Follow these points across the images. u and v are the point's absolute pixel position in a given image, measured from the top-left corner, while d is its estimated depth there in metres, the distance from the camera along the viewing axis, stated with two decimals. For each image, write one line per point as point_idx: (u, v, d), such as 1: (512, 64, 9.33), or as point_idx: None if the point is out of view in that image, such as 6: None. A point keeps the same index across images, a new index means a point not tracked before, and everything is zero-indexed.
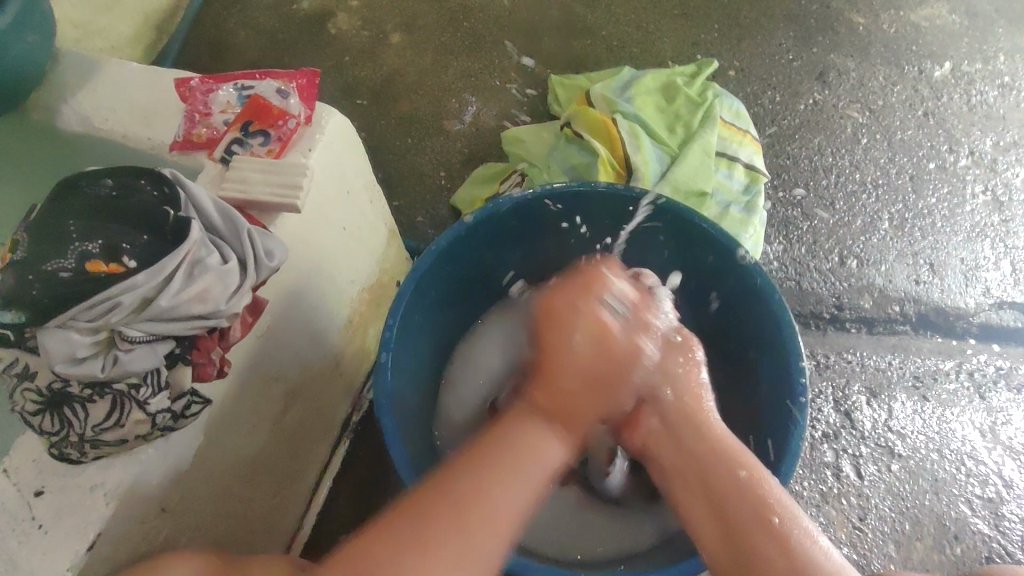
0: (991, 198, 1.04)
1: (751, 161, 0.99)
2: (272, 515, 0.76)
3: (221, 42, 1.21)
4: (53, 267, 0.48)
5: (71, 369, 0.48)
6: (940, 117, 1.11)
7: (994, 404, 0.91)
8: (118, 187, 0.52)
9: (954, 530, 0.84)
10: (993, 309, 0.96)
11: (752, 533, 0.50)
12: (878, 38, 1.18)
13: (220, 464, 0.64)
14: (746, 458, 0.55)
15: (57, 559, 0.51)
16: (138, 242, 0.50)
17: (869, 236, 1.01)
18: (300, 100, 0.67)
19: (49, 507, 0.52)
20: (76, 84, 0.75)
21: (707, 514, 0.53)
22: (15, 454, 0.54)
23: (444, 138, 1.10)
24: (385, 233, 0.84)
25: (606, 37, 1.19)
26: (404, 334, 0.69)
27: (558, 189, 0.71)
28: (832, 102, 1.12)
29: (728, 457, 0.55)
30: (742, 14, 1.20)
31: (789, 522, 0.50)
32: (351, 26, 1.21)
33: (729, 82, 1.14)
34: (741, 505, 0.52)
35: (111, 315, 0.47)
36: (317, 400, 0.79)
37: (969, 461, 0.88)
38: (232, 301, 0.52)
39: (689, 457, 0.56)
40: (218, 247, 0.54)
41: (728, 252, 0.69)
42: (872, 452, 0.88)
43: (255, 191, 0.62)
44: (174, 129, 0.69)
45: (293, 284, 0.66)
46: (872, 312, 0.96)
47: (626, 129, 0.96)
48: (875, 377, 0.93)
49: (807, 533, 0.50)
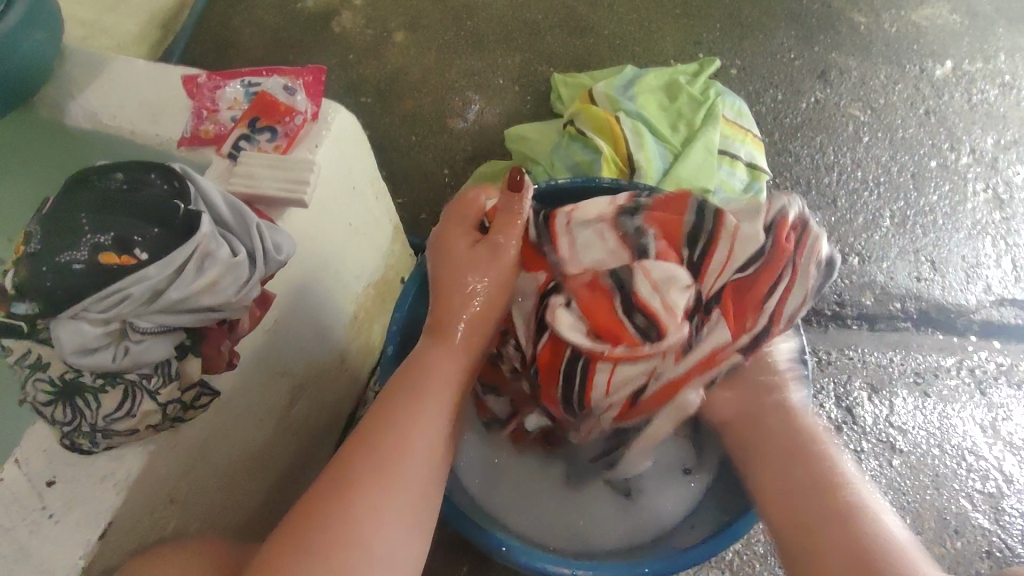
0: (992, 196, 1.05)
1: (752, 158, 1.00)
2: (278, 508, 0.77)
3: (226, 40, 1.21)
4: (67, 258, 0.48)
5: (84, 360, 0.49)
6: (941, 115, 1.11)
7: (994, 400, 0.92)
8: (129, 181, 0.53)
9: (955, 524, 0.85)
10: (994, 306, 0.97)
11: (822, 520, 0.54)
12: (880, 37, 1.18)
13: (229, 457, 0.64)
14: (833, 458, 0.58)
15: (70, 547, 0.52)
16: (149, 234, 0.50)
17: (871, 233, 1.02)
18: (306, 96, 0.68)
19: (60, 496, 0.53)
20: (83, 80, 0.76)
21: (779, 498, 0.58)
22: (25, 445, 0.55)
23: (447, 136, 1.11)
24: (390, 229, 0.84)
25: (610, 36, 1.19)
26: (408, 329, 0.70)
27: (561, 185, 0.73)
28: (834, 100, 1.13)
29: (810, 455, 0.59)
30: (744, 13, 1.21)
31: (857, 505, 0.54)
32: (355, 24, 1.21)
33: (731, 80, 1.15)
34: (814, 495, 0.56)
35: (122, 306, 0.48)
36: (322, 395, 0.79)
37: (970, 456, 0.89)
38: (242, 293, 0.53)
39: (763, 447, 0.62)
40: (228, 239, 0.54)
41: None
42: (873, 447, 0.89)
43: (263, 186, 0.62)
44: (181, 126, 0.70)
45: (300, 278, 0.67)
46: (873, 309, 0.97)
47: (628, 127, 0.96)
48: (877, 373, 0.93)
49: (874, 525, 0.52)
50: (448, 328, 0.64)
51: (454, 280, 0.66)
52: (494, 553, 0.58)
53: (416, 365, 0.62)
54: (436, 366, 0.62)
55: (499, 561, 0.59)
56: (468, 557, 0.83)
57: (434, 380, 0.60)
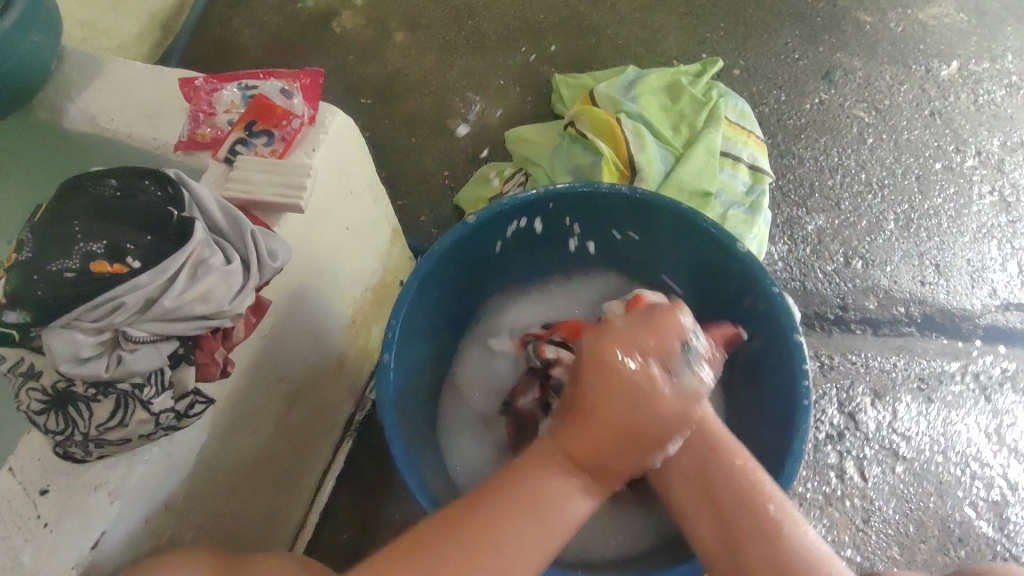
0: (998, 198, 1.04)
1: (755, 161, 0.99)
2: (275, 515, 0.76)
3: (227, 41, 1.21)
4: (58, 266, 0.48)
5: (76, 369, 0.48)
6: (947, 117, 1.10)
7: (999, 406, 0.91)
8: (123, 187, 0.52)
9: (958, 532, 0.84)
10: (1000, 311, 0.96)
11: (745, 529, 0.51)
12: (886, 37, 1.17)
13: (224, 465, 0.64)
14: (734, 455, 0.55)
15: (62, 556, 0.51)
16: (142, 242, 0.50)
17: (874, 237, 1.01)
18: (303, 100, 0.67)
19: (53, 505, 0.52)
20: (81, 83, 0.75)
21: (695, 503, 0.55)
22: (19, 453, 0.54)
23: (448, 137, 1.10)
24: (389, 234, 0.84)
25: (612, 36, 1.18)
26: (406, 334, 0.69)
27: (561, 189, 0.71)
28: (838, 102, 1.12)
29: (723, 449, 0.56)
30: (748, 12, 1.20)
31: (784, 511, 0.51)
32: (356, 24, 1.21)
33: (734, 80, 1.14)
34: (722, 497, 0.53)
35: (115, 315, 0.48)
36: (320, 400, 0.79)
37: (974, 463, 0.88)
38: (235, 301, 0.53)
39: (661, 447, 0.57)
40: (222, 246, 0.54)
41: (730, 249, 0.69)
42: (876, 453, 0.88)
43: (259, 191, 0.62)
44: (178, 129, 0.69)
45: (297, 285, 0.67)
46: (877, 313, 0.96)
47: (630, 129, 0.95)
48: (880, 378, 0.92)
49: (798, 527, 0.50)
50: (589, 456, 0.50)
51: (661, 407, 0.49)
52: None
53: (531, 493, 0.50)
54: (557, 516, 0.49)
55: None
56: None
57: (559, 509, 0.50)
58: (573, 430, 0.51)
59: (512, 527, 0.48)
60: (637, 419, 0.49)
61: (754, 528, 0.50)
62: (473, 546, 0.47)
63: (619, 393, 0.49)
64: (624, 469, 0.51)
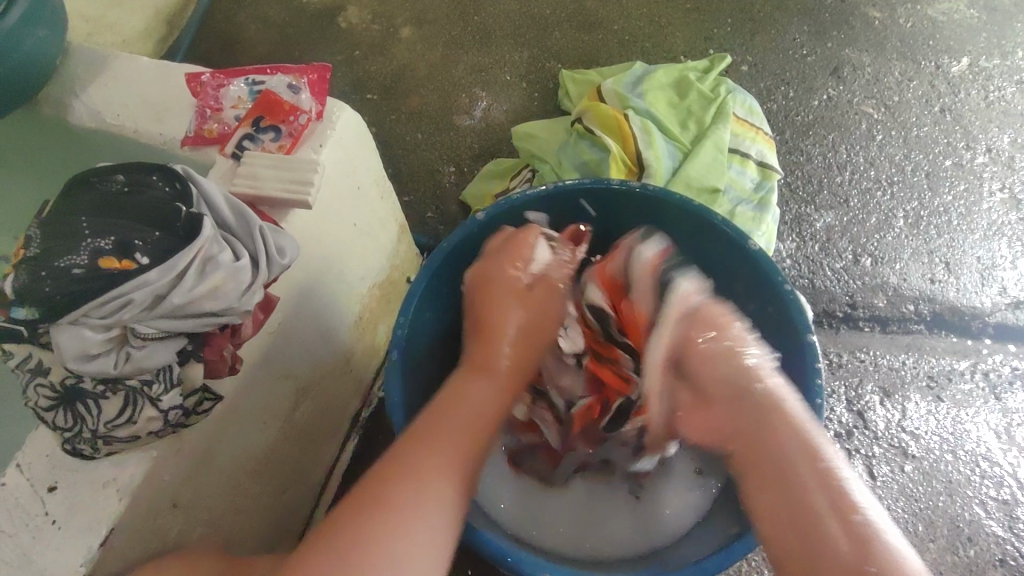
0: (1008, 195, 1.03)
1: (763, 157, 0.98)
2: (282, 513, 0.76)
3: (231, 37, 1.20)
4: (67, 263, 0.48)
5: (83, 366, 0.48)
6: (957, 113, 1.09)
7: (1009, 405, 0.90)
8: (130, 182, 0.52)
9: (968, 531, 0.84)
10: (1010, 309, 0.95)
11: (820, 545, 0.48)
12: (895, 33, 1.16)
13: (231, 462, 0.64)
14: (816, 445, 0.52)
15: (71, 555, 0.51)
16: (151, 238, 0.49)
17: (884, 234, 1.00)
18: (311, 95, 0.67)
19: (62, 501, 0.52)
20: (86, 78, 0.75)
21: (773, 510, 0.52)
22: (28, 448, 0.54)
23: (454, 133, 1.10)
24: (396, 230, 0.84)
25: (619, 31, 1.18)
26: (415, 332, 0.69)
27: (569, 186, 0.71)
28: (847, 98, 1.11)
29: (803, 447, 0.52)
30: (756, 9, 1.19)
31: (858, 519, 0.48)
32: (361, 20, 1.20)
33: (742, 77, 1.13)
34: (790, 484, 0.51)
35: (122, 312, 0.48)
36: (327, 396, 0.79)
37: (984, 463, 0.87)
38: (245, 298, 0.52)
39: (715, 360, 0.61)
40: (231, 243, 0.53)
41: (741, 246, 0.68)
42: (885, 452, 0.88)
43: (267, 187, 0.61)
44: (184, 125, 0.69)
45: (305, 281, 0.66)
46: (886, 311, 0.95)
47: (638, 126, 0.95)
48: (889, 377, 0.92)
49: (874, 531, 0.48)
50: (489, 358, 0.63)
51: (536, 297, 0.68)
52: (499, 563, 0.57)
53: (463, 399, 0.59)
54: (477, 399, 0.59)
55: (504, 571, 0.57)
56: (472, 559, 0.82)
57: (472, 406, 0.58)
58: (479, 343, 0.65)
59: (437, 438, 0.54)
60: (493, 311, 0.66)
61: (828, 540, 0.48)
62: (411, 483, 0.51)
63: (500, 295, 0.66)
64: (496, 325, 0.65)
